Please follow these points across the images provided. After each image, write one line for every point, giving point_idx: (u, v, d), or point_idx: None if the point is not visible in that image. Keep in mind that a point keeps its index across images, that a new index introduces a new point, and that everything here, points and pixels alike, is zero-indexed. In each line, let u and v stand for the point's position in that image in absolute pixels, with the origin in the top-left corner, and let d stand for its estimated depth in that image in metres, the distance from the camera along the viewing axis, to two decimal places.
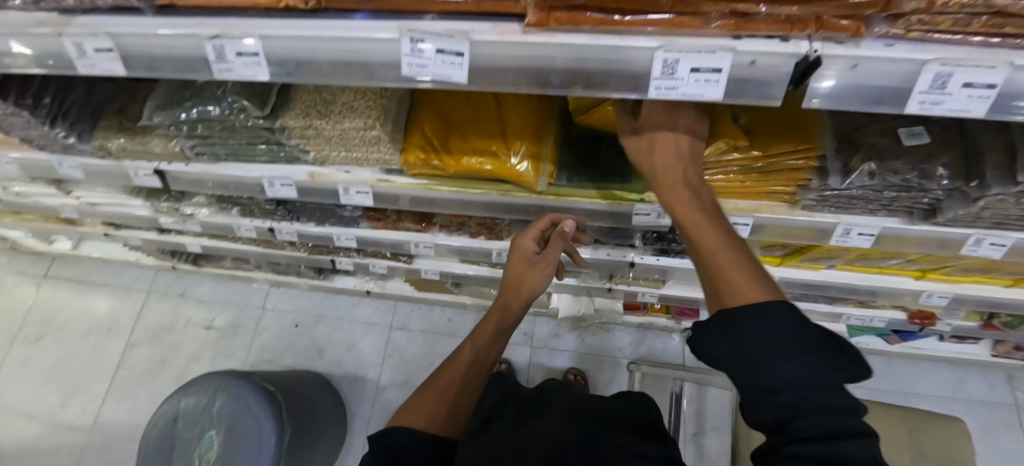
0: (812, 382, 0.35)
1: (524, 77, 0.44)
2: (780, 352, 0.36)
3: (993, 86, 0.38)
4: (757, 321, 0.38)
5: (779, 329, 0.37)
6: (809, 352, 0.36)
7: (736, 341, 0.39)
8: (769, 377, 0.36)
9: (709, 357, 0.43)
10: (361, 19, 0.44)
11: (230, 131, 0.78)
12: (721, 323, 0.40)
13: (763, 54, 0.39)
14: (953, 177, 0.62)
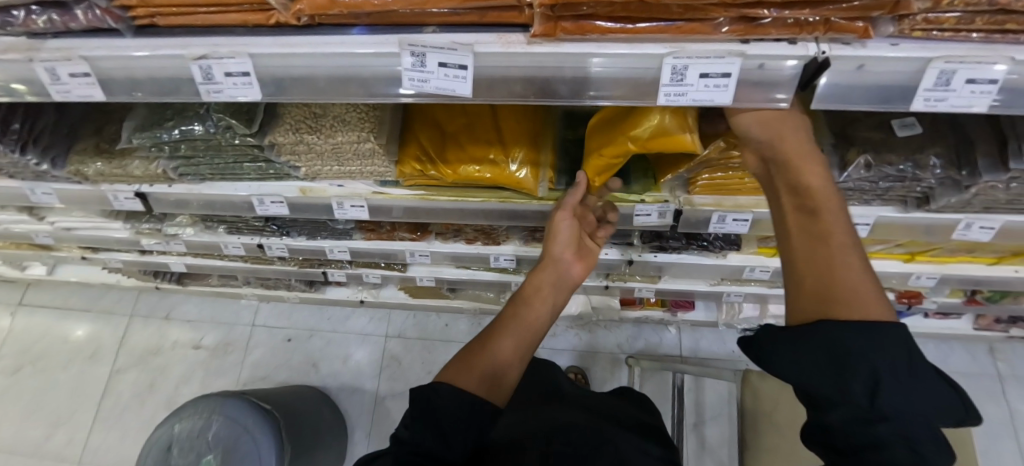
0: (915, 417, 0.35)
1: (530, 88, 0.43)
2: (889, 379, 0.35)
3: (995, 81, 0.39)
4: (876, 337, 0.37)
5: (889, 352, 0.36)
6: (915, 385, 0.36)
7: (844, 360, 0.37)
8: (870, 402, 0.35)
9: (790, 370, 0.41)
10: (357, 33, 0.42)
11: (216, 149, 0.75)
12: (835, 336, 0.38)
13: (771, 58, 0.39)
14: (945, 166, 0.64)
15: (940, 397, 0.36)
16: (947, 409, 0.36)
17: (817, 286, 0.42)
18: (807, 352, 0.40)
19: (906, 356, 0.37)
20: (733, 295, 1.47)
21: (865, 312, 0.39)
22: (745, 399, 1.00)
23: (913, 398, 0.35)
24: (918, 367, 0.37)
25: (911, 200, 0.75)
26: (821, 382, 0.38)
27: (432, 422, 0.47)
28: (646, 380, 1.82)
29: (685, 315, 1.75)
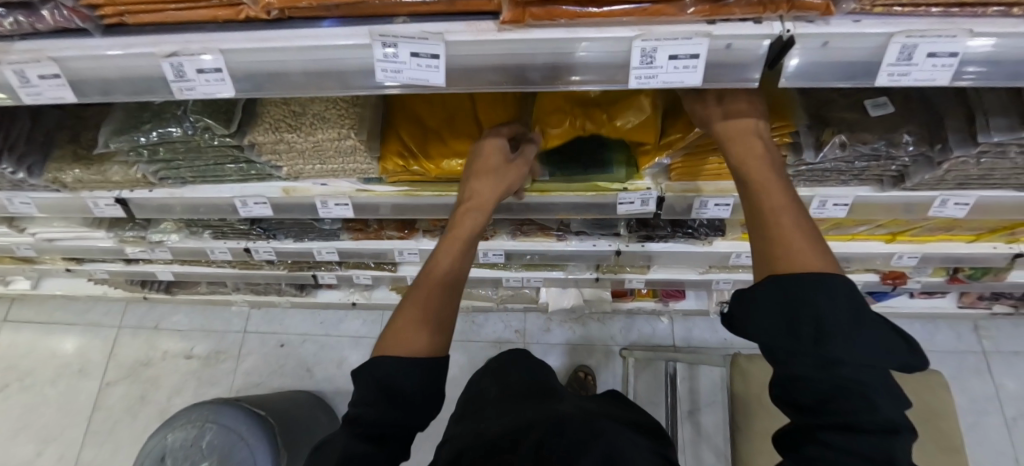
0: (865, 364, 0.37)
1: (505, 77, 0.43)
2: (837, 333, 0.38)
3: (954, 55, 0.40)
4: (816, 292, 0.40)
5: (833, 301, 0.39)
6: (866, 337, 0.38)
7: (800, 314, 0.40)
8: (824, 352, 0.38)
9: (756, 326, 0.44)
10: (327, 26, 0.42)
11: (196, 151, 0.74)
12: (784, 291, 0.41)
13: (738, 38, 0.39)
14: (918, 142, 0.65)
15: (891, 343, 0.39)
16: (900, 353, 0.39)
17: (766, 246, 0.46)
18: (770, 307, 0.42)
19: (853, 305, 0.39)
20: (723, 283, 1.48)
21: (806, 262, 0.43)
22: (734, 382, 1.00)
23: (862, 346, 0.38)
24: (868, 315, 0.39)
25: (886, 179, 0.76)
26: (777, 337, 0.41)
27: (386, 394, 0.52)
28: (640, 370, 1.84)
29: (676, 304, 1.77)
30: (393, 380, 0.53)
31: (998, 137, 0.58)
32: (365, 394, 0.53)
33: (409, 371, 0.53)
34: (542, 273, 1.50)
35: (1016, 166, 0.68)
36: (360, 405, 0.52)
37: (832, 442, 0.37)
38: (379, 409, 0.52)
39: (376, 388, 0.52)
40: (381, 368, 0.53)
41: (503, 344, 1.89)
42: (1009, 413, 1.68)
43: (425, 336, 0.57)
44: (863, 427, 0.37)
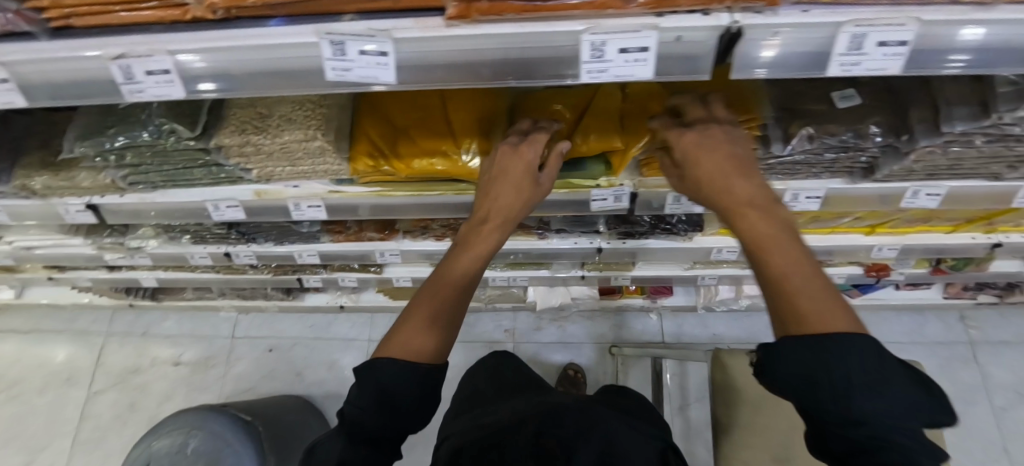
0: (893, 423, 0.36)
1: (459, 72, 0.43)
2: (859, 388, 0.37)
3: (904, 43, 0.40)
4: (838, 349, 0.38)
5: (853, 362, 0.38)
6: (890, 389, 0.37)
7: (820, 366, 0.38)
8: (849, 409, 0.37)
9: (777, 377, 0.42)
10: (275, 25, 0.42)
11: (163, 155, 0.73)
12: (803, 345, 0.40)
13: (686, 30, 0.39)
14: (885, 134, 0.65)
15: (917, 401, 0.38)
16: (926, 406, 0.38)
17: (772, 297, 0.44)
18: (792, 358, 0.40)
19: (877, 366, 0.38)
20: (708, 278, 1.48)
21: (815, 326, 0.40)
22: (714, 375, 1.00)
23: (889, 406, 0.37)
24: (891, 371, 0.38)
25: (857, 171, 0.76)
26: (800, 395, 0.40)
27: (384, 400, 0.52)
28: (630, 367, 1.84)
29: (665, 301, 1.77)
30: (391, 387, 0.52)
31: (961, 127, 0.58)
32: (363, 397, 0.52)
33: (408, 380, 0.53)
34: (528, 272, 1.49)
35: (983, 155, 0.68)
36: (358, 407, 0.52)
37: None
38: (377, 413, 0.52)
39: (376, 392, 0.52)
40: (379, 371, 0.52)
41: (493, 344, 1.89)
42: (997, 402, 1.69)
43: (429, 341, 0.55)
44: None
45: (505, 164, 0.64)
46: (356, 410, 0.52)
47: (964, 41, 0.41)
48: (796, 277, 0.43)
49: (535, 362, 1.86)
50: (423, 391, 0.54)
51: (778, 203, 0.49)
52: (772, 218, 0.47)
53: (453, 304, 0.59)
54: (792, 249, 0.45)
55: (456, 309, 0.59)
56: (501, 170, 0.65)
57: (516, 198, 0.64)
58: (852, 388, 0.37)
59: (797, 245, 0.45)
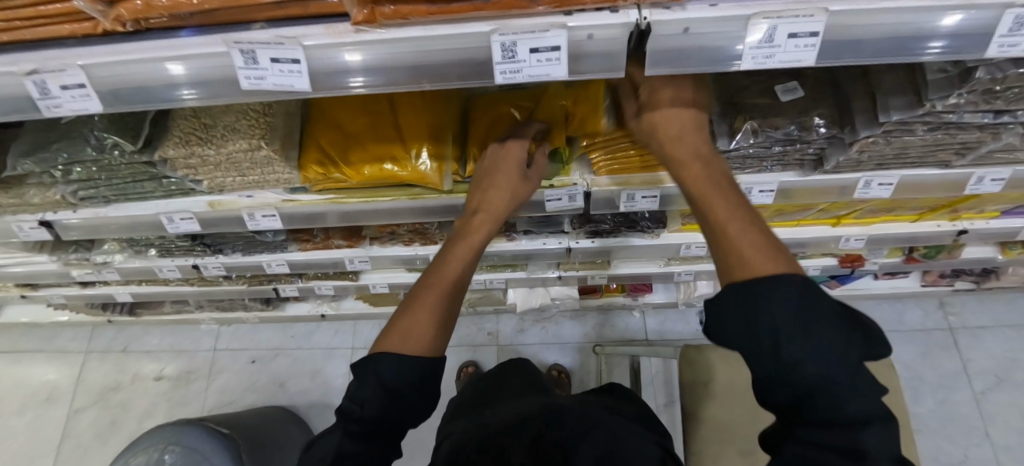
0: (826, 365, 0.37)
1: (375, 79, 0.42)
2: (789, 336, 0.38)
3: (815, 34, 0.40)
4: (768, 290, 0.39)
5: (783, 306, 0.39)
6: (820, 334, 0.38)
7: (750, 315, 0.40)
8: (780, 357, 0.38)
9: (722, 331, 0.44)
10: (185, 36, 0.42)
11: (109, 169, 0.73)
12: (735, 294, 0.42)
13: (595, 28, 0.39)
14: (829, 125, 0.66)
15: (852, 338, 0.39)
16: (861, 345, 0.39)
17: (715, 252, 0.47)
18: (733, 313, 0.42)
19: (808, 306, 0.39)
20: (685, 274, 1.48)
21: (755, 270, 0.42)
22: (683, 372, 1.01)
23: (821, 351, 0.38)
24: (827, 313, 0.39)
25: (806, 164, 0.77)
26: (739, 344, 0.42)
27: (388, 396, 0.52)
28: (614, 366, 1.83)
29: (645, 298, 1.76)
30: (391, 380, 0.52)
31: (898, 116, 0.59)
32: (365, 394, 0.51)
33: (411, 374, 0.53)
34: (504, 274, 1.49)
35: (926, 143, 0.69)
36: (360, 401, 0.51)
37: (813, 439, 0.39)
38: (382, 407, 0.51)
39: (381, 391, 0.51)
40: (379, 367, 0.52)
41: (477, 347, 1.88)
42: (977, 388, 1.67)
43: (423, 339, 0.55)
44: (836, 425, 0.38)
45: (497, 163, 0.67)
46: (357, 405, 0.51)
47: (943, 29, 0.41)
48: (734, 225, 0.46)
49: None
50: (423, 385, 0.54)
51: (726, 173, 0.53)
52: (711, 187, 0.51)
53: (452, 291, 0.59)
54: (736, 211, 0.47)
55: (455, 296, 0.59)
56: (493, 168, 0.68)
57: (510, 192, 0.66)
58: (785, 333, 0.38)
59: (741, 204, 0.48)
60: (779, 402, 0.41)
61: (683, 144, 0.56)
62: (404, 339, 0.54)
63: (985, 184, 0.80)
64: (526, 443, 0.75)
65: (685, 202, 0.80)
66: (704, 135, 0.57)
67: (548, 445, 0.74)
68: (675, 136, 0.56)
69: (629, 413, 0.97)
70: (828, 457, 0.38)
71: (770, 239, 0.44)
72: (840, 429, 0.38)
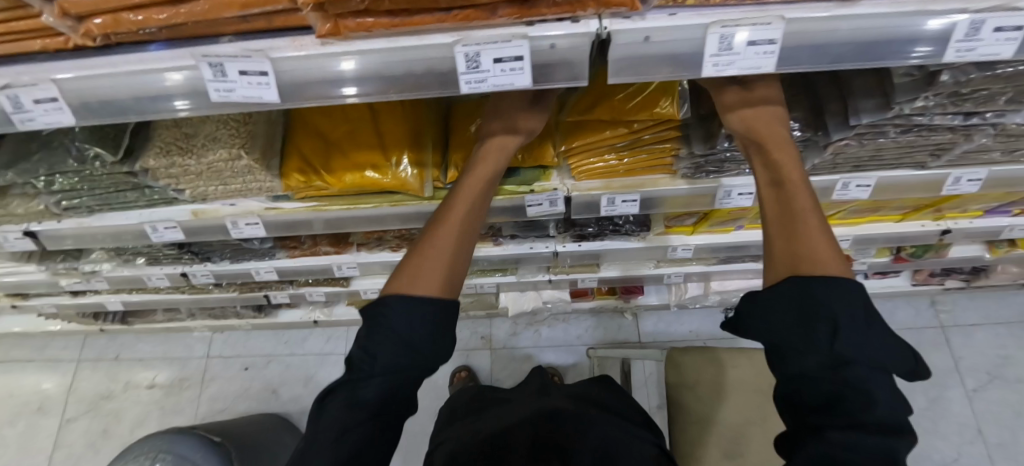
0: (869, 365, 0.40)
1: (352, 89, 0.43)
2: (848, 332, 0.40)
3: (773, 41, 0.41)
4: (843, 289, 0.42)
5: (852, 309, 0.41)
6: (870, 335, 0.41)
7: (813, 304, 0.43)
8: (836, 350, 0.40)
9: (777, 311, 0.45)
10: (155, 50, 0.43)
11: (91, 180, 0.73)
12: (804, 285, 0.44)
13: (557, 37, 0.40)
14: (803, 128, 0.67)
15: (899, 349, 0.42)
16: (905, 359, 0.43)
17: (780, 244, 0.49)
18: (796, 296, 0.44)
19: (871, 313, 0.42)
20: (675, 276, 1.49)
21: (831, 267, 0.44)
22: (668, 373, 1.02)
23: (873, 351, 0.41)
24: (883, 324, 0.43)
25: None
26: (792, 336, 0.43)
27: (406, 344, 0.54)
28: (607, 369, 1.83)
29: (637, 300, 1.77)
30: (410, 324, 0.54)
31: (867, 119, 0.59)
32: (384, 338, 0.54)
33: (431, 322, 0.55)
34: (495, 279, 1.49)
35: (901, 145, 0.69)
36: (378, 347, 0.54)
37: (834, 440, 0.38)
38: (399, 354, 0.54)
39: (400, 338, 0.54)
40: (395, 310, 0.55)
41: (470, 352, 1.88)
42: (969, 385, 1.66)
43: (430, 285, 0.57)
44: (866, 428, 0.38)
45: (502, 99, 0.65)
46: (375, 350, 0.54)
47: (903, 35, 0.42)
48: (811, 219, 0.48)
49: (513, 368, 1.84)
50: (438, 337, 0.56)
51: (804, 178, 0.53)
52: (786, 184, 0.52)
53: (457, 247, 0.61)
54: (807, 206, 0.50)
55: (463, 248, 0.61)
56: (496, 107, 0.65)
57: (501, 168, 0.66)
58: (851, 331, 0.40)
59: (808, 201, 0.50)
60: (809, 401, 0.41)
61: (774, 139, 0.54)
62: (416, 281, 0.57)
63: (963, 185, 0.80)
64: (524, 445, 0.82)
65: (666, 205, 0.81)
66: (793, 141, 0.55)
67: (546, 447, 0.81)
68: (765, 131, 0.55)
69: (628, 412, 1.01)
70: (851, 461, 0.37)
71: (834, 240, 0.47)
72: (870, 432, 0.37)
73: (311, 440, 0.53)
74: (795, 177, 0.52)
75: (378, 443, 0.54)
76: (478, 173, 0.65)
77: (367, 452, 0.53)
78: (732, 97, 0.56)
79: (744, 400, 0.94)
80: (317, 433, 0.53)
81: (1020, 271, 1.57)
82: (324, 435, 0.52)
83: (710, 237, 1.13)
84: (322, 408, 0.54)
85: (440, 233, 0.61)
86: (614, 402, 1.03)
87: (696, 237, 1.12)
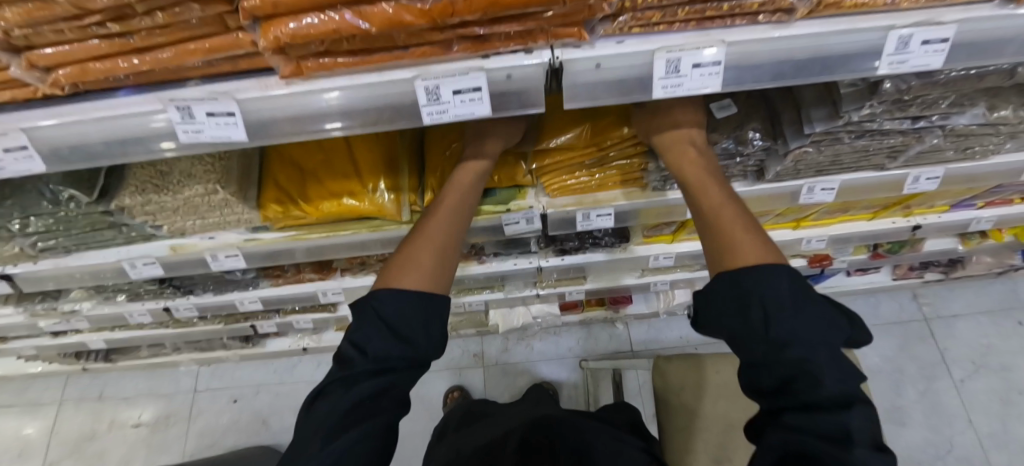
0: (811, 344, 0.42)
1: (338, 124, 0.45)
2: (781, 316, 0.43)
3: (717, 62, 0.43)
4: (763, 272, 0.45)
5: (777, 287, 0.45)
6: (804, 314, 0.44)
7: (743, 295, 0.46)
8: (769, 333, 0.44)
9: (717, 307, 0.49)
10: (124, 95, 0.44)
11: (66, 221, 0.73)
12: (730, 278, 0.47)
13: (513, 68, 0.42)
14: (763, 138, 0.70)
15: (834, 318, 0.45)
16: (843, 328, 0.45)
17: (710, 241, 0.52)
18: (730, 290, 0.47)
19: (798, 289, 0.45)
20: (660, 284, 1.50)
21: (751, 258, 0.48)
22: (655, 381, 1.05)
23: (802, 324, 0.43)
24: (811, 297, 0.45)
25: (750, 175, 0.80)
26: (734, 326, 0.47)
27: (390, 334, 0.55)
28: (600, 380, 1.83)
29: (626, 310, 1.78)
30: (396, 312, 0.55)
31: (820, 128, 0.63)
32: (374, 325, 0.55)
33: (411, 311, 0.55)
34: (482, 297, 1.49)
35: (857, 150, 0.73)
36: (366, 336, 0.54)
37: (794, 424, 0.42)
38: (386, 345, 0.54)
39: (388, 324, 0.55)
40: (382, 300, 0.56)
41: (463, 370, 1.87)
42: (957, 375, 1.65)
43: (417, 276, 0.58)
44: (817, 407, 0.41)
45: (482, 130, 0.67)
46: (363, 342, 0.55)
47: (837, 50, 0.44)
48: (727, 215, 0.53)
49: (506, 384, 1.83)
50: (428, 327, 0.56)
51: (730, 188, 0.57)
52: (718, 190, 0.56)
53: (450, 229, 0.63)
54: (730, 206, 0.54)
55: (446, 248, 0.62)
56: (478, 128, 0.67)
57: (468, 188, 0.66)
58: (777, 305, 0.44)
59: (736, 204, 0.54)
60: (767, 387, 0.44)
61: (690, 156, 0.59)
62: (404, 273, 0.58)
63: (922, 183, 0.83)
64: (514, 450, 0.84)
65: (640, 217, 0.83)
66: (708, 151, 0.61)
67: (536, 446, 0.84)
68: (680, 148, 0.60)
69: (614, 419, 1.00)
70: (812, 442, 0.40)
71: (761, 234, 0.51)
72: (820, 413, 0.41)
73: (307, 431, 0.53)
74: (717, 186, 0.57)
75: (376, 433, 0.53)
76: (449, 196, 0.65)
77: (354, 448, 0.51)
78: (658, 122, 0.62)
79: (727, 402, 0.95)
80: (309, 427, 0.53)
81: (994, 260, 1.61)
82: (315, 428, 0.52)
83: (690, 245, 1.15)
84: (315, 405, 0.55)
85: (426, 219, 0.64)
86: (604, 411, 1.05)
87: (677, 246, 1.14)
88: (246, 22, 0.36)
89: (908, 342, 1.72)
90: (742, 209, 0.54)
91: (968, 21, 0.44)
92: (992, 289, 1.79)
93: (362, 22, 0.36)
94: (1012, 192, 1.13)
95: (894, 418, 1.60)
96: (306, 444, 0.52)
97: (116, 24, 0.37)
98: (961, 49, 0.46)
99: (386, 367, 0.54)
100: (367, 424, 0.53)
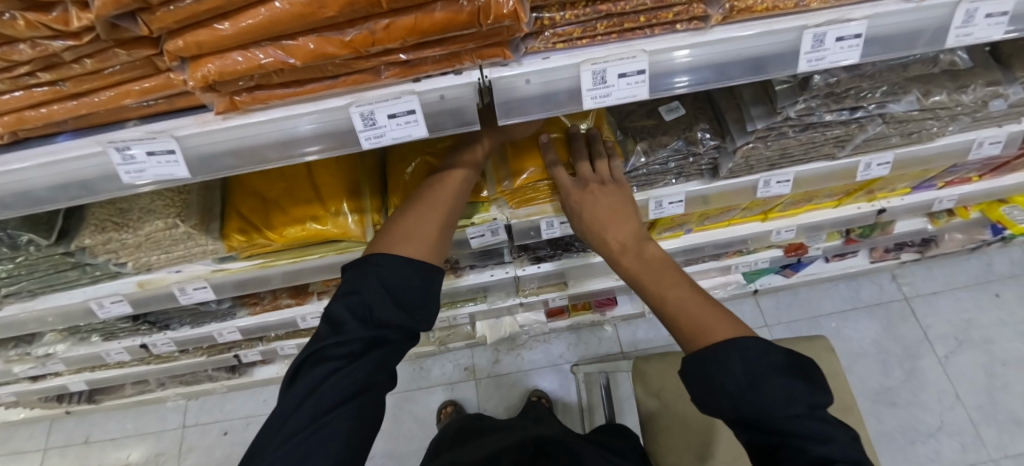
0: (782, 417, 0.45)
1: (313, 148, 0.46)
2: (742, 396, 0.46)
3: (641, 71, 0.45)
4: (716, 354, 0.46)
5: (732, 370, 0.46)
6: (763, 389, 0.45)
7: (706, 383, 0.47)
8: (737, 412, 0.47)
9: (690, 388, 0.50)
10: (63, 140, 0.45)
11: (28, 264, 0.73)
12: (692, 367, 0.48)
13: (444, 89, 0.43)
14: (713, 137, 0.72)
15: (794, 384, 0.46)
16: (806, 389, 0.46)
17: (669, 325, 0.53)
18: (697, 377, 0.48)
19: (753, 368, 0.46)
20: None
21: (712, 337, 0.48)
22: (637, 385, 1.05)
23: (765, 399, 0.45)
24: (768, 368, 0.46)
25: (705, 173, 0.82)
26: (708, 403, 0.49)
27: (394, 300, 0.57)
28: (593, 386, 1.82)
29: (613, 312, 1.79)
30: (393, 279, 0.57)
31: (761, 124, 0.66)
32: (370, 298, 0.56)
33: (416, 276, 0.58)
34: (465, 310, 1.50)
35: (803, 143, 0.75)
36: (355, 304, 0.55)
37: None
38: (388, 313, 0.56)
39: (387, 297, 0.56)
40: (382, 268, 0.57)
41: (454, 385, 1.86)
42: (941, 352, 1.68)
43: (420, 246, 0.60)
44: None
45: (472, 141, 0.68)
46: (361, 307, 0.56)
47: (756, 48, 0.46)
48: (676, 292, 0.54)
49: (499, 395, 1.83)
50: (428, 292, 0.60)
51: (672, 262, 0.58)
52: (656, 270, 0.57)
53: (447, 209, 0.64)
54: (675, 280, 0.55)
55: (446, 221, 0.64)
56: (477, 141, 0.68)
57: (454, 191, 0.65)
58: (737, 390, 0.46)
59: (682, 277, 0.56)
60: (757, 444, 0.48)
61: (624, 227, 0.63)
62: (408, 239, 0.60)
63: (874, 169, 0.85)
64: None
65: None
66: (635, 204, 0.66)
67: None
68: (610, 217, 0.64)
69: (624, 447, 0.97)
70: None
71: (714, 305, 0.52)
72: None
73: (290, 411, 0.52)
74: (662, 267, 0.58)
75: (367, 412, 0.54)
76: (443, 186, 0.65)
77: (351, 414, 0.53)
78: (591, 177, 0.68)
79: None
80: (290, 409, 0.53)
81: (965, 237, 1.64)
82: (305, 400, 0.52)
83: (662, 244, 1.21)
84: (300, 378, 0.55)
85: (421, 199, 0.64)
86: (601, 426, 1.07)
87: None
88: (172, 63, 0.37)
89: (891, 323, 1.74)
90: (689, 282, 0.55)
91: (877, 16, 0.46)
92: (965, 265, 1.83)
93: (288, 57, 0.37)
94: (968, 171, 1.17)
95: (884, 399, 1.62)
96: (291, 423, 0.52)
97: (46, 73, 0.38)
98: (874, 42, 0.48)
99: (381, 337, 0.56)
100: (361, 399, 0.54)
